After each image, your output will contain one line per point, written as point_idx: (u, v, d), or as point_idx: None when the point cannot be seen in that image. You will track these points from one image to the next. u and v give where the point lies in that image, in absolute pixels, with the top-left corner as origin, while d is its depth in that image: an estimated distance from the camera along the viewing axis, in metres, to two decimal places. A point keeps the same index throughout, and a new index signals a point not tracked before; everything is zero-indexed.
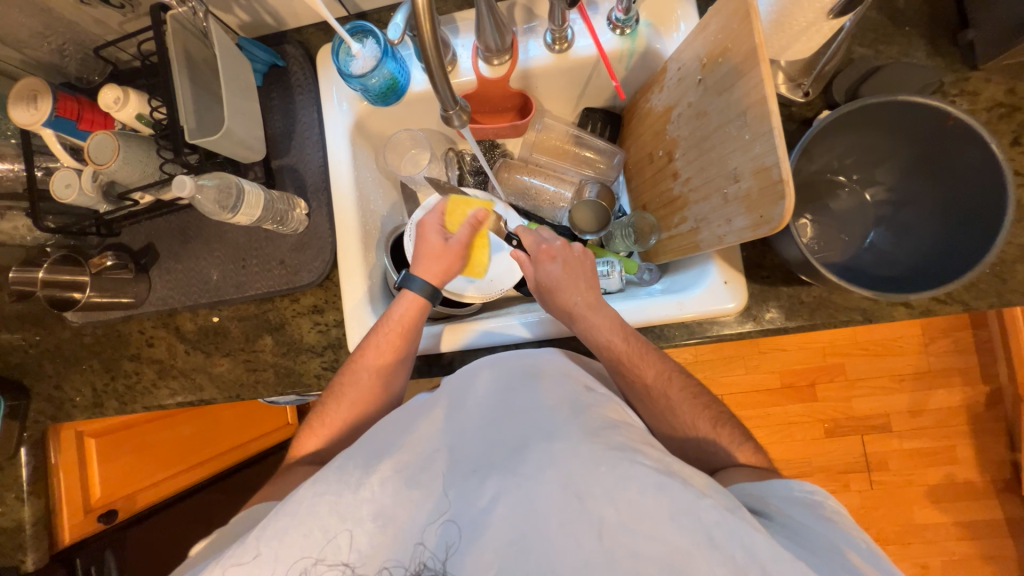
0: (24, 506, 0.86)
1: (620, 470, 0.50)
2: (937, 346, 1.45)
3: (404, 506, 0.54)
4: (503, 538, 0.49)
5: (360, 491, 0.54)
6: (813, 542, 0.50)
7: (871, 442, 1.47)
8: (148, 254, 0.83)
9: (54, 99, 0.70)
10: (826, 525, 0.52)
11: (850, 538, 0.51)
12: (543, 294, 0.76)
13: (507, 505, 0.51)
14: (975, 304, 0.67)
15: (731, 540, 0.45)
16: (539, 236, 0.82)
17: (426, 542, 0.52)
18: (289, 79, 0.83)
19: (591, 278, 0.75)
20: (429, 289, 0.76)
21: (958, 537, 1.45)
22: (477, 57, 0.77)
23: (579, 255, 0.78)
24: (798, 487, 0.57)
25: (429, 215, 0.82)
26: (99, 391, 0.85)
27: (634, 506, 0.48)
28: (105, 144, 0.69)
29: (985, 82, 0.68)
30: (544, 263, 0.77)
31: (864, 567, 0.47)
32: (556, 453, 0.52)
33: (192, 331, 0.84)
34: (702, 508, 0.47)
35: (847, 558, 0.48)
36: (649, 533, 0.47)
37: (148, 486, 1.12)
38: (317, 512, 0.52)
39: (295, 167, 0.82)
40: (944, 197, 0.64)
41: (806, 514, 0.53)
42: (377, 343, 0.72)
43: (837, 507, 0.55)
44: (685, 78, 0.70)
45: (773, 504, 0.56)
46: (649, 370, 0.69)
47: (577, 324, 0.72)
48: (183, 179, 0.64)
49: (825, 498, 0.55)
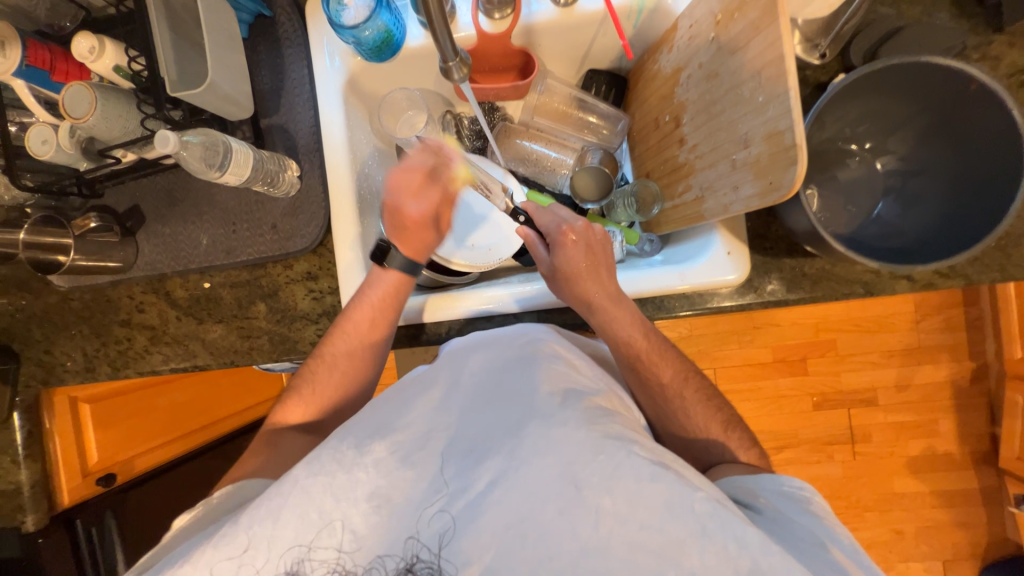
0: (21, 469, 0.85)
1: (617, 459, 0.50)
2: (930, 323, 1.47)
3: (398, 488, 0.53)
4: (501, 523, 0.49)
5: (354, 471, 0.53)
6: (799, 538, 0.52)
7: (857, 415, 1.51)
8: (133, 217, 0.80)
9: (24, 46, 0.65)
10: (811, 520, 0.54)
11: (834, 534, 0.52)
12: (558, 279, 0.71)
13: (506, 489, 0.51)
14: (977, 278, 0.67)
15: (724, 532, 0.46)
16: (556, 215, 0.76)
17: (417, 534, 0.51)
18: (276, 31, 0.78)
19: (612, 266, 0.71)
20: (407, 264, 0.74)
21: (934, 505, 1.51)
22: (476, 10, 0.73)
23: (601, 238, 0.72)
24: (787, 482, 0.59)
25: (415, 207, 0.75)
26: (91, 356, 0.84)
27: (630, 494, 0.48)
28: (82, 96, 0.65)
29: (1008, 47, 0.66)
30: (567, 246, 0.70)
31: (848, 564, 0.49)
32: (554, 439, 0.52)
33: (183, 298, 0.82)
34: (696, 500, 0.48)
35: (830, 553, 0.50)
36: (644, 523, 0.48)
37: (145, 452, 1.13)
38: (310, 492, 0.52)
39: (285, 127, 0.79)
40: (958, 166, 0.63)
41: (794, 510, 0.55)
42: (360, 310, 0.71)
43: (823, 504, 0.57)
44: (696, 36, 0.66)
45: (764, 498, 0.57)
46: (667, 372, 0.70)
47: (595, 316, 0.69)
48: (166, 134, 0.61)
49: (812, 495, 0.57)
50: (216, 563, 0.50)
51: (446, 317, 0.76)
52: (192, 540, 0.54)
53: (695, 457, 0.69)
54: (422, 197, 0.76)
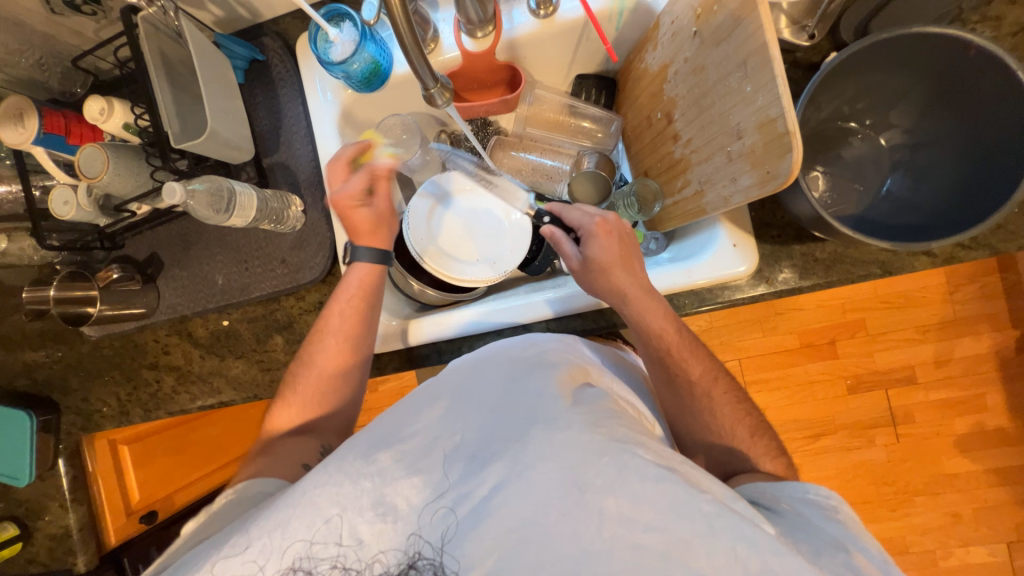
0: (70, 513, 0.89)
1: (621, 460, 0.49)
2: (964, 294, 1.40)
3: (404, 494, 0.52)
4: (503, 527, 0.48)
5: (360, 480, 0.53)
6: (819, 540, 0.50)
7: (896, 396, 1.44)
8: (153, 264, 0.83)
9: (40, 115, 0.69)
10: (835, 527, 0.52)
11: (860, 542, 0.50)
12: (590, 272, 0.70)
13: (508, 494, 0.49)
14: (1002, 247, 0.64)
15: (732, 531, 0.45)
16: (583, 211, 0.74)
17: (419, 530, 0.51)
18: (270, 73, 0.81)
19: (641, 258, 0.71)
20: (378, 255, 0.74)
21: (991, 484, 1.42)
22: (459, 31, 0.74)
23: (629, 231, 0.72)
24: (812, 489, 0.56)
25: (339, 191, 0.73)
26: (124, 400, 0.88)
27: (635, 497, 0.47)
28: (95, 156, 0.68)
29: (1010, 4, 0.63)
30: (601, 238, 0.69)
31: (869, 569, 0.47)
32: (556, 443, 0.50)
33: (204, 336, 0.85)
34: (702, 500, 0.46)
35: (852, 558, 0.48)
36: (649, 523, 0.46)
37: (183, 488, 1.18)
38: (319, 502, 0.52)
39: (286, 164, 0.81)
40: (966, 133, 0.60)
41: (817, 516, 0.53)
42: (346, 324, 0.72)
43: (851, 514, 0.55)
44: (679, 32, 0.66)
45: (785, 503, 0.56)
46: (686, 366, 0.67)
47: (630, 307, 0.68)
48: (173, 187, 0.64)
49: (840, 503, 0.55)
50: (229, 569, 0.50)
51: (456, 331, 0.76)
52: (205, 544, 0.53)
53: (723, 457, 0.67)
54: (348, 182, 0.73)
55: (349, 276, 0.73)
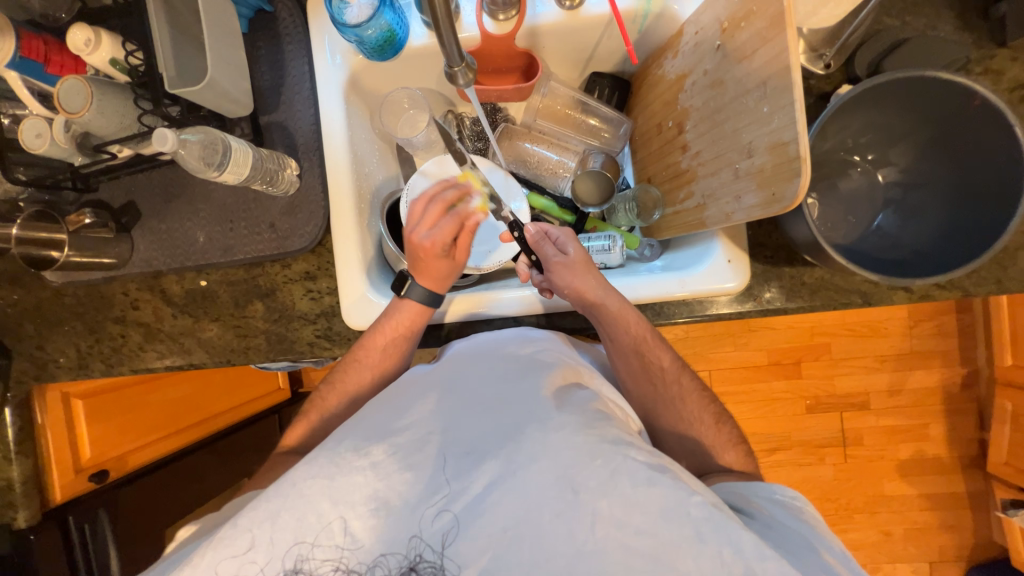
0: (13, 466, 0.84)
1: (613, 463, 0.50)
2: (922, 329, 1.48)
3: (396, 489, 0.51)
4: (498, 524, 0.49)
5: (352, 474, 0.52)
6: (793, 542, 0.52)
7: (849, 419, 1.52)
8: (129, 213, 0.79)
9: (17, 37, 0.64)
10: (802, 526, 0.55)
11: (825, 540, 0.53)
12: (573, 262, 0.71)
13: (504, 491, 0.50)
14: (973, 291, 0.68)
15: (718, 535, 0.46)
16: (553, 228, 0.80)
17: (420, 533, 0.49)
18: (277, 26, 0.77)
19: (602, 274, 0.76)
20: (428, 295, 0.72)
21: (922, 508, 1.53)
22: (481, 11, 0.72)
23: None
24: (780, 491, 0.59)
25: (426, 235, 0.72)
26: (84, 353, 0.83)
27: (627, 499, 0.48)
28: (77, 89, 0.63)
29: (1011, 60, 0.66)
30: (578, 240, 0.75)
31: (838, 567, 0.50)
32: (550, 443, 0.52)
33: (178, 295, 0.81)
34: (692, 504, 0.47)
35: (822, 558, 0.51)
36: (640, 527, 0.47)
37: (140, 446, 1.07)
38: (308, 495, 0.51)
39: (284, 124, 0.78)
40: (958, 179, 0.63)
41: (785, 515, 0.56)
42: (377, 341, 0.72)
43: (814, 514, 0.58)
44: (702, 43, 0.66)
45: (756, 503, 0.58)
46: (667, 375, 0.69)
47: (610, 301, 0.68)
48: (163, 132, 0.60)
49: (805, 504, 0.58)
50: (220, 563, 0.50)
51: (441, 317, 0.76)
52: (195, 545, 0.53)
53: (694, 464, 0.69)
54: (435, 228, 0.73)
55: (392, 315, 0.72)
